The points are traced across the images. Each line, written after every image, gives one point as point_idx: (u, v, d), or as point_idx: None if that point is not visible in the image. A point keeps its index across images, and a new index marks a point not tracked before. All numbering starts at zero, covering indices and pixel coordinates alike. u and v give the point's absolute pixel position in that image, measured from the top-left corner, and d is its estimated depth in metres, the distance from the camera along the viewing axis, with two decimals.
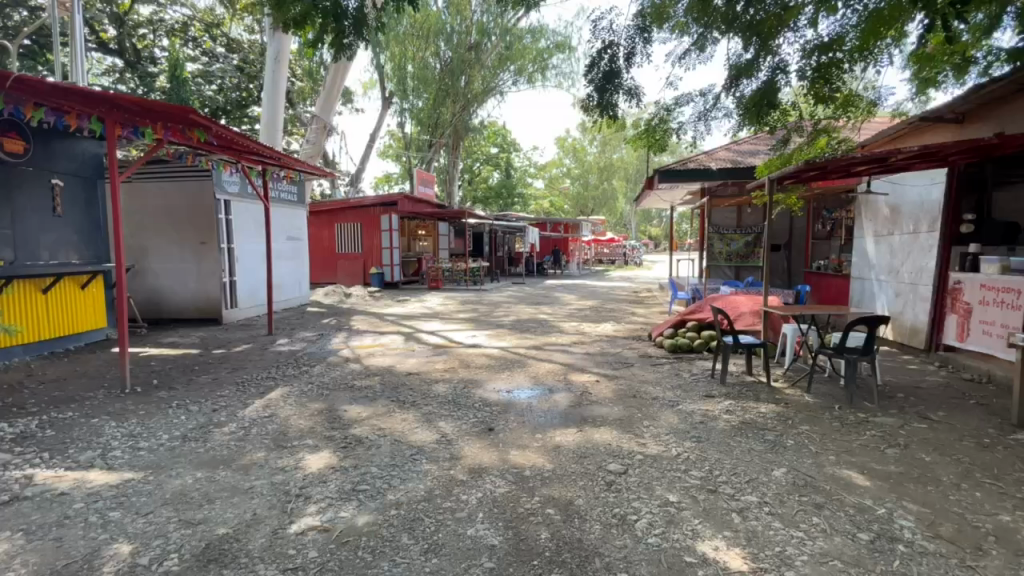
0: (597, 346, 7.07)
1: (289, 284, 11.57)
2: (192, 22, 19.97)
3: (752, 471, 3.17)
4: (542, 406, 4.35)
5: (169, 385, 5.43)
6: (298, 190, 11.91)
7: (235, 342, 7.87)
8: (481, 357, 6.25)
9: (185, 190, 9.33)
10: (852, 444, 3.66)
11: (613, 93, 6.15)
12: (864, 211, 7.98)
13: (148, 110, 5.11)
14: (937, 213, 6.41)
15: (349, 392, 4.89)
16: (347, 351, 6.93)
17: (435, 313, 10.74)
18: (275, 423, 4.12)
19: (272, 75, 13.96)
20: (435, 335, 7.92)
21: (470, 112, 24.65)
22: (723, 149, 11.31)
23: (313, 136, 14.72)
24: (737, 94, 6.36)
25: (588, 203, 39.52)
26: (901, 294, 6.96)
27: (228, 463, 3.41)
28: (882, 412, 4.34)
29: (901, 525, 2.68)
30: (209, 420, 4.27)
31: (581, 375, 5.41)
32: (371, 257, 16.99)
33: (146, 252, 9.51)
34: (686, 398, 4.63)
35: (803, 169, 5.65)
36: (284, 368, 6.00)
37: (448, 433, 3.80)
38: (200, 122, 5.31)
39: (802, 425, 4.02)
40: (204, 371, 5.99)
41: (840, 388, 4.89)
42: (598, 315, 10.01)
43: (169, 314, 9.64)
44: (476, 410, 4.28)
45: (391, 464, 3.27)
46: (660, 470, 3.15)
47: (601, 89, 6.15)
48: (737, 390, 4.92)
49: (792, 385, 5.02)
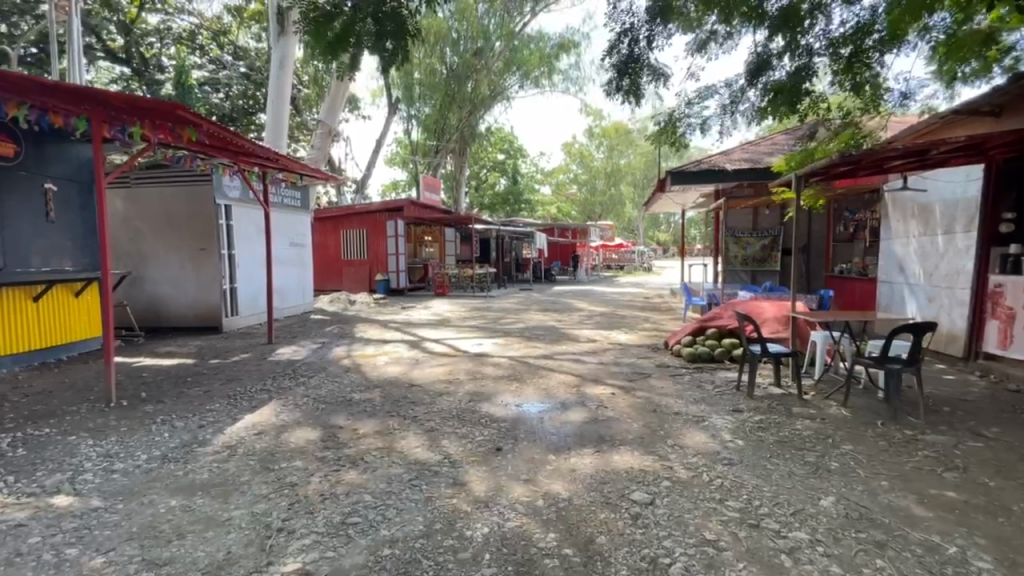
0: (611, 355, 6.69)
1: (292, 291, 11.30)
2: (200, 30, 19.99)
3: (796, 501, 2.80)
4: (556, 423, 3.98)
5: (157, 399, 5.11)
6: (301, 196, 11.65)
7: (232, 351, 7.57)
8: (488, 367, 5.90)
9: (185, 194, 9.11)
10: (904, 467, 3.28)
11: (638, 77, 5.59)
12: (893, 212, 7.55)
13: (135, 108, 4.82)
14: (974, 211, 5.99)
15: (347, 406, 4.55)
16: (348, 360, 6.60)
17: (440, 320, 10.40)
18: (265, 442, 3.79)
19: (278, 81, 13.76)
20: (441, 344, 7.58)
21: (477, 117, 24.49)
22: (739, 150, 10.93)
23: (319, 142, 14.45)
24: (762, 85, 5.98)
25: (596, 208, 39.15)
26: (936, 299, 6.50)
27: (208, 489, 3.08)
28: (931, 429, 3.93)
29: (979, 568, 2.28)
30: (193, 438, 3.94)
31: (596, 387, 5.04)
32: (377, 264, 16.66)
33: (146, 259, 9.28)
34: (711, 413, 4.25)
35: (834, 165, 5.25)
36: (281, 379, 5.68)
37: (453, 454, 3.44)
38: (191, 121, 4.99)
39: (844, 445, 3.63)
40: (196, 383, 5.68)
41: (880, 401, 4.48)
42: (610, 322, 9.64)
43: (168, 322, 9.37)
44: (483, 427, 3.93)
45: (386, 492, 2.91)
46: (692, 500, 2.76)
47: (623, 74, 5.60)
48: (767, 403, 4.52)
49: (827, 398, 4.63)
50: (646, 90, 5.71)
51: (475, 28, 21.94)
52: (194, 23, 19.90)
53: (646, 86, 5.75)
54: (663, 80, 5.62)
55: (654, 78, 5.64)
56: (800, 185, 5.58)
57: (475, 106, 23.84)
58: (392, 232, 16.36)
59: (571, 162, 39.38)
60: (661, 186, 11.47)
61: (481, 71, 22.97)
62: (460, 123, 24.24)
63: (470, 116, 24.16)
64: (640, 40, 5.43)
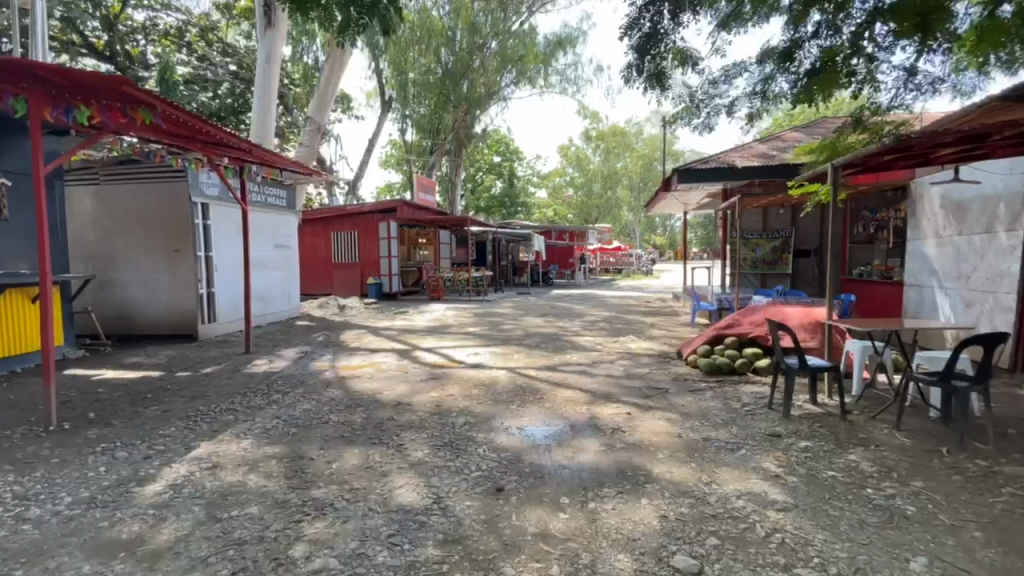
0: (621, 367, 6.09)
1: (277, 295, 10.63)
2: (188, 27, 19.37)
3: (882, 566, 2.21)
4: (566, 455, 3.36)
5: (106, 421, 4.46)
6: (287, 195, 10.98)
7: (205, 362, 6.92)
8: (485, 382, 5.30)
9: (159, 193, 8.47)
10: (995, 512, 2.70)
11: (662, 58, 5.00)
12: (924, 210, 6.97)
13: (77, 84, 4.19)
14: (1019, 208, 5.44)
15: (323, 431, 3.94)
16: (330, 373, 5.97)
17: (434, 327, 9.77)
18: (219, 479, 3.16)
19: (264, 76, 13.10)
20: (435, 354, 6.96)
21: (473, 117, 23.93)
22: (748, 147, 10.40)
23: (308, 139, 13.73)
24: (792, 75, 5.43)
25: (592, 212, 38.59)
26: (976, 304, 5.93)
27: (137, 547, 2.45)
28: (1008, 460, 3.35)
29: None
30: (133, 474, 3.30)
31: (607, 406, 4.45)
32: (369, 267, 16.05)
33: (117, 261, 8.63)
34: (747, 442, 3.66)
35: (881, 152, 4.56)
36: (254, 395, 5.06)
37: (443, 495, 2.82)
38: (145, 100, 4.37)
39: (913, 481, 3.05)
40: (155, 401, 5.03)
41: (937, 425, 3.90)
42: (615, 329, 9.03)
43: (139, 330, 8.69)
44: (481, 459, 3.32)
45: (360, 555, 2.29)
46: (752, 568, 2.16)
47: (647, 55, 4.99)
48: (808, 427, 3.94)
49: (874, 420, 4.05)
50: (670, 74, 5.14)
51: (470, 28, 21.39)
52: (182, 20, 19.23)
53: (670, 70, 5.16)
54: (689, 62, 5.06)
55: (680, 61, 5.08)
56: (837, 176, 4.92)
57: (470, 107, 23.28)
58: (384, 234, 15.75)
59: (568, 165, 38.78)
60: (666, 185, 10.92)
61: (476, 71, 22.46)
62: (455, 123, 23.66)
63: (465, 117, 23.62)
64: (664, 14, 4.78)
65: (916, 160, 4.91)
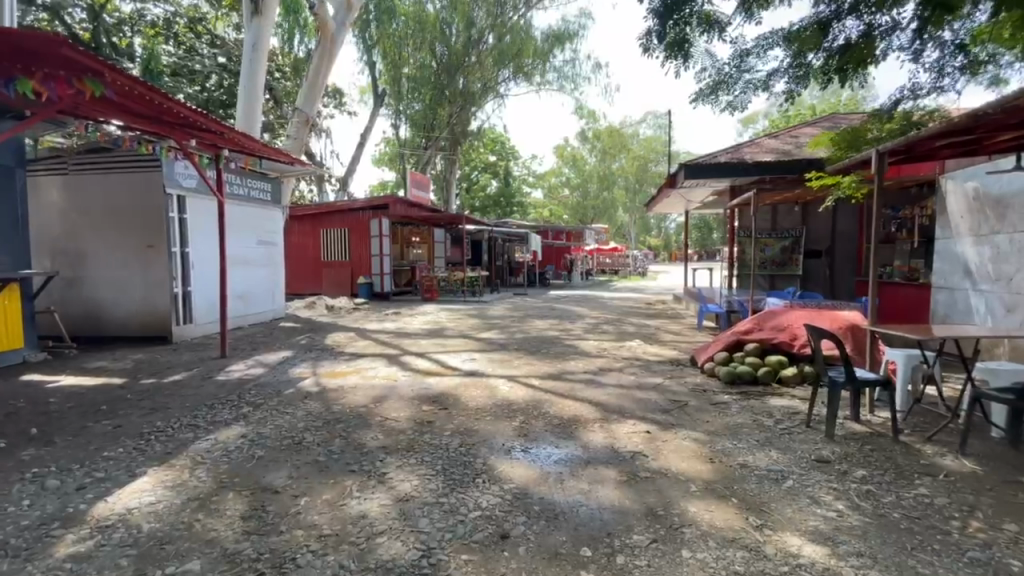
0: (632, 375, 5.56)
1: (259, 295, 10.01)
2: (175, 18, 18.72)
3: None
4: (582, 488, 2.84)
5: (48, 438, 3.87)
6: (271, 188, 10.35)
7: (177, 368, 6.34)
8: (483, 394, 4.75)
9: (131, 183, 7.85)
10: None
11: (686, 25, 4.51)
12: (957, 206, 6.46)
13: (17, 52, 3.57)
14: None
15: (298, 453, 3.39)
16: (311, 381, 5.42)
17: (427, 330, 9.21)
18: (165, 520, 2.59)
19: (250, 63, 12.45)
20: (427, 360, 6.41)
21: (469, 113, 23.40)
22: (759, 142, 9.92)
23: (295, 130, 13.02)
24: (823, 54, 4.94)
25: (588, 212, 38.13)
26: (1019, 310, 5.43)
27: None
28: None
29: None
30: (62, 511, 2.73)
31: (623, 424, 3.92)
32: (360, 266, 15.43)
33: (85, 257, 8.00)
34: (793, 470, 3.13)
35: (934, 137, 4.02)
36: (222, 408, 4.48)
37: (437, 546, 2.27)
38: (95, 70, 3.78)
39: (1004, 524, 2.54)
40: (110, 414, 4.44)
41: (1006, 450, 3.40)
42: (620, 333, 8.50)
43: (108, 332, 8.05)
44: (483, 492, 2.79)
45: None
46: None
47: (669, 20, 4.50)
48: (859, 451, 3.42)
49: (932, 444, 3.54)
50: (694, 43, 4.63)
51: (467, 22, 20.92)
52: (169, 9, 18.52)
53: (695, 39, 4.66)
54: (715, 30, 4.55)
55: (705, 28, 4.58)
56: (881, 163, 4.38)
57: (466, 103, 22.79)
58: (376, 231, 15.14)
59: (564, 165, 38.27)
60: (671, 182, 10.42)
61: (472, 66, 21.96)
62: (450, 119, 23.14)
63: (460, 113, 23.11)
64: None
65: (967, 146, 4.38)
